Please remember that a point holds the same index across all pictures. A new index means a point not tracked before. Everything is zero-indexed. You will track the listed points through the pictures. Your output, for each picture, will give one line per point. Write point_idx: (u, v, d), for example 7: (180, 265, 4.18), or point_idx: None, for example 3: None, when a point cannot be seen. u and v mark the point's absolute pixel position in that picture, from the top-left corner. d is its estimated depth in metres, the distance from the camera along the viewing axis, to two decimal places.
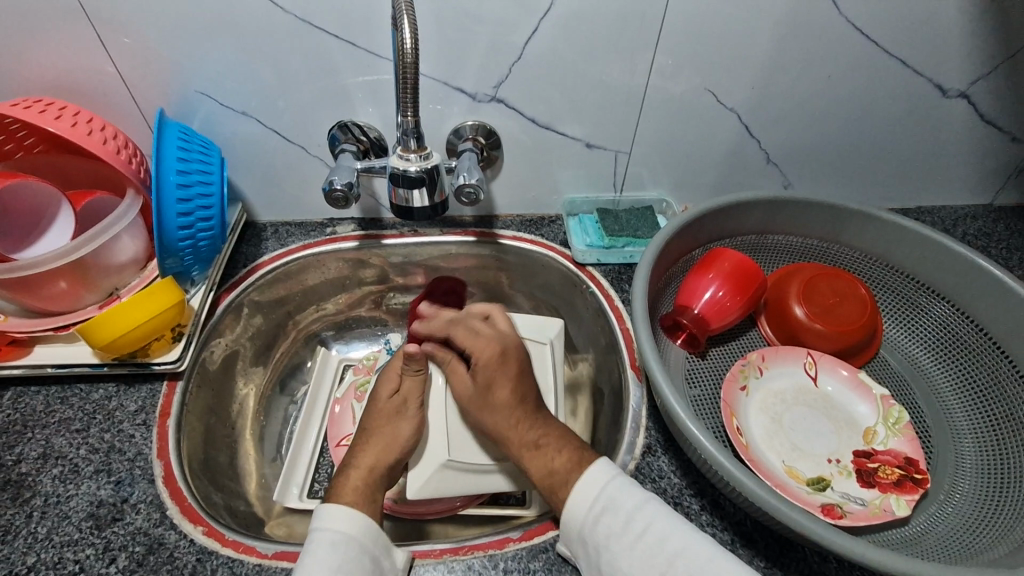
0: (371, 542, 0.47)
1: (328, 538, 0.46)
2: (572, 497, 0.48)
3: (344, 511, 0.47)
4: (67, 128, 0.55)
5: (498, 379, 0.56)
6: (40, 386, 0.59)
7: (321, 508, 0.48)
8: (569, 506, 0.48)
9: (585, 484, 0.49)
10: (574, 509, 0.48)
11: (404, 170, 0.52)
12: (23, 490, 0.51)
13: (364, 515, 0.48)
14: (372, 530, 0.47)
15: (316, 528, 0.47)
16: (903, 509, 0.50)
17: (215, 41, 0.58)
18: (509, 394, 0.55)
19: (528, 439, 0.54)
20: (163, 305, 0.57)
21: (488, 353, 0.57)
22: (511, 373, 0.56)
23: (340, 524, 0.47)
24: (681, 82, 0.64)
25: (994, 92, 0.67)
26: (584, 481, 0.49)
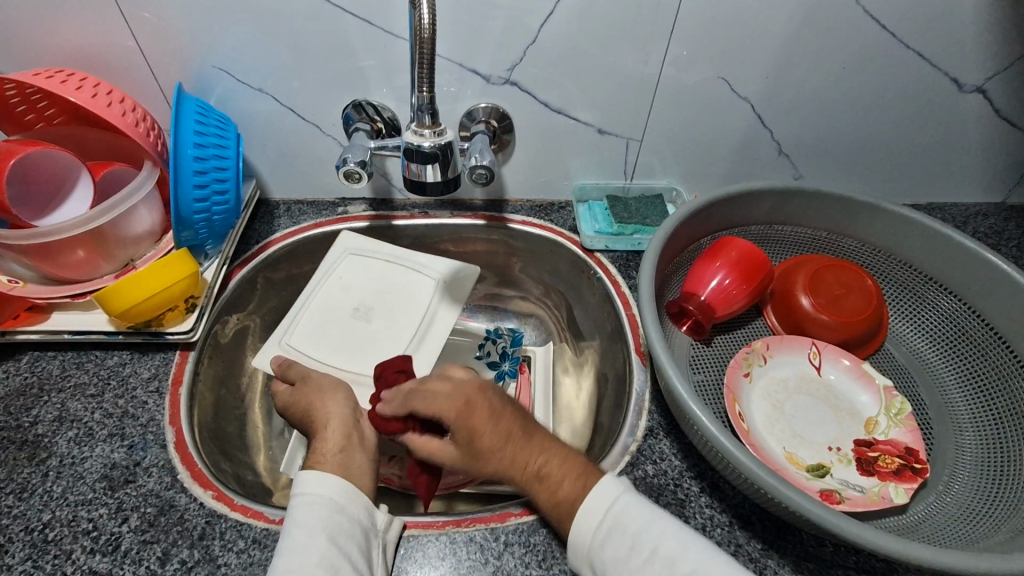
0: (347, 501, 0.46)
1: (307, 501, 0.45)
2: (573, 531, 0.45)
3: (314, 477, 0.46)
4: (87, 100, 0.56)
5: (475, 427, 0.48)
6: (57, 351, 0.60)
7: (299, 474, 0.47)
8: (573, 538, 0.46)
9: (592, 505, 0.46)
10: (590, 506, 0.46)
11: (418, 145, 0.52)
12: (39, 450, 0.53)
13: (335, 475, 0.47)
14: (348, 490, 0.47)
15: (296, 495, 0.46)
16: (901, 497, 0.50)
17: (233, 16, 0.58)
18: (492, 437, 0.48)
19: (530, 470, 0.49)
20: (179, 275, 0.58)
21: (455, 408, 0.49)
22: (490, 413, 0.49)
23: (314, 487, 0.46)
24: (696, 71, 0.64)
25: (1010, 88, 0.66)
26: (591, 498, 0.46)
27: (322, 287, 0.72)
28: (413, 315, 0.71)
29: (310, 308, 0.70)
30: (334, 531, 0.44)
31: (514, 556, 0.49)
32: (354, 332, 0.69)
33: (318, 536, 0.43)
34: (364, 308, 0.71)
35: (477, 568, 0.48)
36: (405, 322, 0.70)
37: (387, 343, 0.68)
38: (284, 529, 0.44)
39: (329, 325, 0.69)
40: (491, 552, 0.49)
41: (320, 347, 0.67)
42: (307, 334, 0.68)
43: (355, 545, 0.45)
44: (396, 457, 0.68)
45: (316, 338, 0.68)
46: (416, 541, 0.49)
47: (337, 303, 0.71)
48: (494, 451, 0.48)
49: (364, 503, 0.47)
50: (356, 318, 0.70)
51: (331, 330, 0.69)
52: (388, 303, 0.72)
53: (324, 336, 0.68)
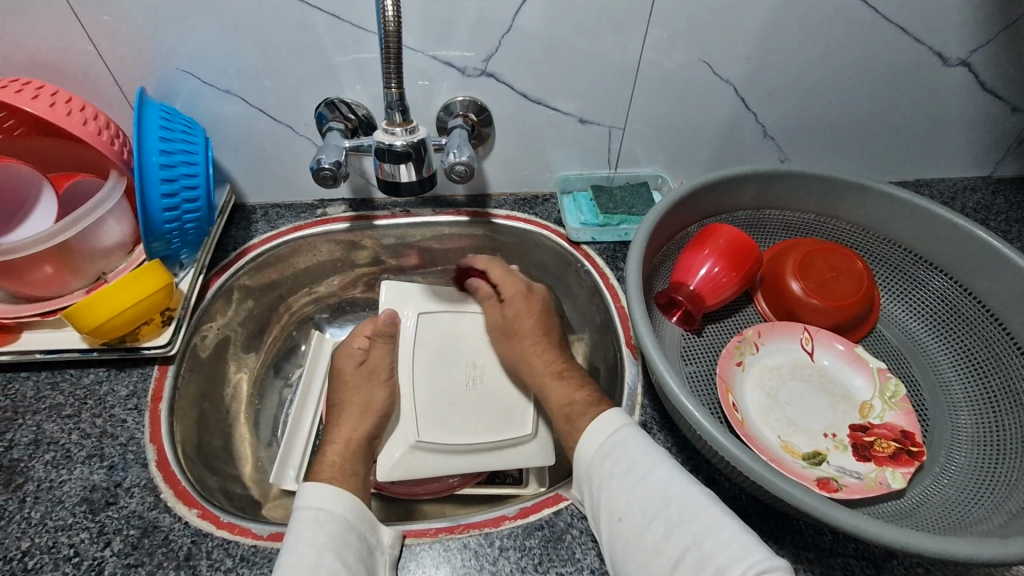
0: (354, 518, 0.48)
1: (311, 515, 0.47)
2: (584, 436, 0.52)
3: (321, 491, 0.48)
4: (45, 109, 0.53)
5: (523, 310, 0.65)
6: (30, 371, 0.58)
7: (303, 487, 0.49)
8: (579, 451, 0.51)
9: (596, 428, 0.52)
10: (583, 451, 0.51)
11: (389, 145, 0.50)
12: (16, 475, 0.51)
13: (346, 492, 0.49)
14: (357, 507, 0.49)
15: (299, 507, 0.48)
16: (898, 482, 0.50)
17: (193, 14, 0.56)
18: (534, 323, 0.64)
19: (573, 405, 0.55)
20: (150, 289, 0.56)
21: (512, 283, 0.67)
22: (535, 303, 0.66)
23: (322, 503, 0.48)
24: (678, 54, 0.63)
25: (995, 60, 0.65)
26: (590, 431, 0.52)
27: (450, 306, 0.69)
28: (499, 425, 0.63)
29: (440, 312, 0.68)
30: (340, 547, 0.45)
31: (509, 560, 0.48)
32: (450, 385, 0.64)
33: (323, 554, 0.44)
34: (479, 372, 0.66)
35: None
36: (490, 428, 0.62)
37: (459, 421, 0.62)
38: (288, 542, 0.45)
39: (440, 351, 0.66)
40: (487, 558, 0.48)
41: (422, 354, 0.65)
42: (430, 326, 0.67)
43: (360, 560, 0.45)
44: None
45: (427, 339, 0.66)
46: (409, 551, 0.48)
47: (463, 339, 0.67)
48: (526, 335, 0.64)
49: (369, 520, 0.49)
50: (465, 376, 0.65)
51: (440, 356, 0.66)
52: (495, 389, 0.65)
53: (429, 354, 0.65)
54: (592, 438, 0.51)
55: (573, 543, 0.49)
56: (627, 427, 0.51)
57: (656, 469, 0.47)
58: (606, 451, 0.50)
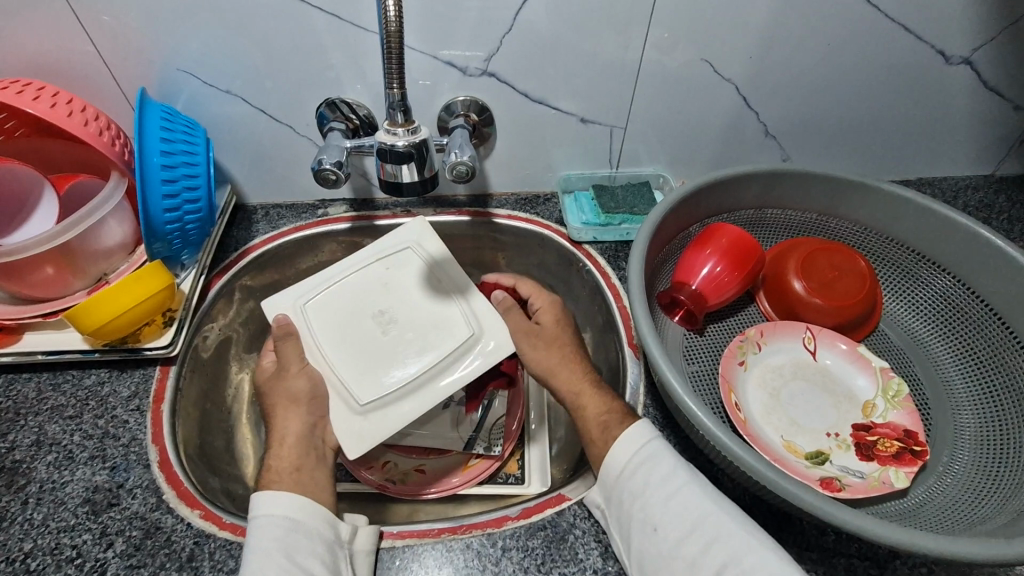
0: (306, 516, 0.46)
1: (264, 522, 0.44)
2: (611, 450, 0.49)
3: (269, 496, 0.46)
4: (46, 110, 0.53)
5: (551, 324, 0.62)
6: (32, 373, 0.58)
7: (255, 496, 0.46)
8: (607, 462, 0.49)
9: (623, 442, 0.49)
10: (612, 464, 0.48)
11: (391, 144, 0.50)
12: (18, 477, 0.51)
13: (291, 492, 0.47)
14: (305, 505, 0.46)
15: (253, 517, 0.45)
16: (902, 482, 0.50)
17: (194, 15, 0.56)
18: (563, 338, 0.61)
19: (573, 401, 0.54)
20: (152, 290, 0.56)
21: (546, 298, 0.65)
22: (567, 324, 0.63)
23: (270, 508, 0.45)
24: (679, 53, 0.63)
25: (997, 58, 0.65)
26: (621, 440, 0.49)
27: (364, 265, 0.68)
28: (436, 346, 0.63)
29: (336, 287, 0.66)
30: (293, 550, 0.43)
31: (512, 561, 0.48)
32: (365, 341, 0.63)
33: (277, 558, 0.42)
34: (388, 317, 0.65)
35: None
36: (423, 356, 0.62)
37: (393, 366, 0.62)
38: (245, 553, 0.43)
39: (347, 315, 0.65)
40: (490, 559, 0.48)
41: (325, 332, 0.63)
42: (322, 304, 0.65)
43: (317, 561, 0.44)
44: (392, 462, 0.67)
45: (328, 314, 0.64)
46: (411, 551, 0.48)
47: (366, 295, 0.67)
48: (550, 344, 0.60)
49: (326, 516, 0.47)
50: (377, 325, 0.65)
51: (342, 321, 0.64)
52: (411, 323, 0.65)
53: (335, 324, 0.64)
54: (619, 448, 0.49)
55: (576, 544, 0.49)
56: (655, 439, 0.49)
57: (659, 470, 0.46)
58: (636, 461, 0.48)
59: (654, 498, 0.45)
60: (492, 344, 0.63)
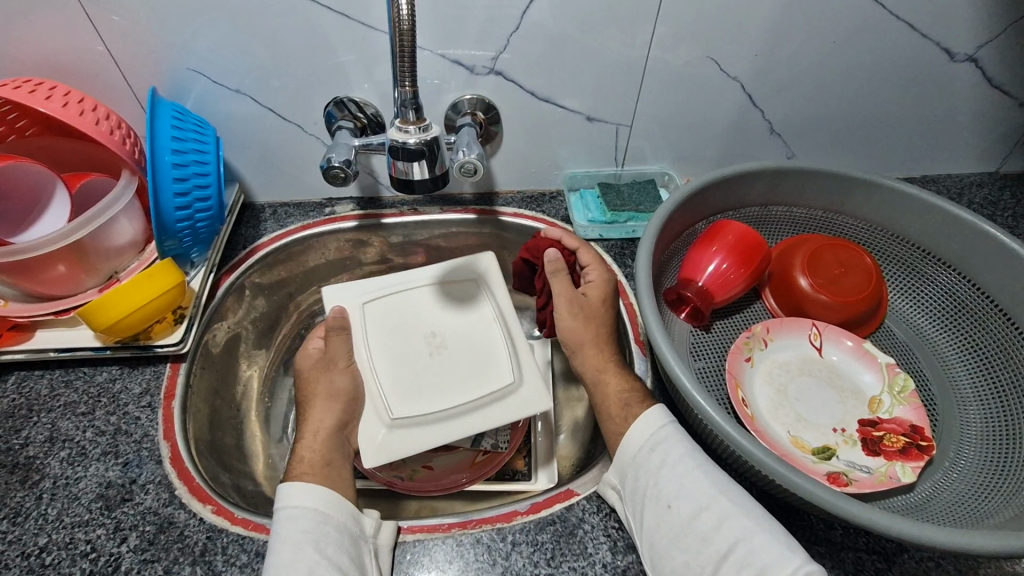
0: (332, 509, 0.46)
1: (289, 514, 0.45)
2: (628, 432, 0.50)
3: (294, 488, 0.47)
4: (58, 109, 0.53)
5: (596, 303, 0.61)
6: (44, 370, 0.58)
7: (280, 488, 0.47)
8: (623, 444, 0.50)
9: (639, 428, 0.50)
10: (627, 446, 0.49)
11: (403, 142, 0.50)
12: (31, 473, 0.51)
13: (317, 485, 0.48)
14: (331, 497, 0.47)
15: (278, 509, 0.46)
16: (908, 476, 0.50)
17: (205, 15, 0.56)
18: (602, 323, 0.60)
19: None
20: (163, 287, 0.56)
21: (601, 273, 0.62)
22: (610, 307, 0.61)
23: (296, 499, 0.46)
24: (684, 51, 0.63)
25: (1002, 55, 0.65)
26: (638, 422, 0.50)
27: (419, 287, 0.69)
28: (480, 383, 0.61)
29: (400, 294, 0.67)
30: (321, 541, 0.44)
31: (522, 555, 0.48)
32: (412, 359, 0.63)
33: (305, 549, 0.43)
34: (440, 341, 0.65)
35: (485, 570, 0.47)
36: (465, 389, 0.61)
37: (431, 392, 0.61)
38: (270, 546, 0.44)
39: (398, 331, 0.65)
40: (499, 553, 0.48)
41: (377, 340, 0.64)
42: (378, 310, 0.65)
43: (344, 552, 0.44)
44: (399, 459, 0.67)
45: (384, 323, 0.65)
46: (422, 546, 0.48)
47: (420, 316, 0.67)
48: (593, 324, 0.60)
49: (350, 510, 0.47)
50: (425, 346, 0.65)
51: (396, 332, 0.65)
52: (461, 351, 0.64)
53: (385, 332, 0.64)
54: (636, 430, 0.50)
55: (586, 538, 0.49)
56: (670, 424, 0.50)
57: (668, 464, 0.47)
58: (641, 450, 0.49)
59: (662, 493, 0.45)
60: (531, 397, 0.59)
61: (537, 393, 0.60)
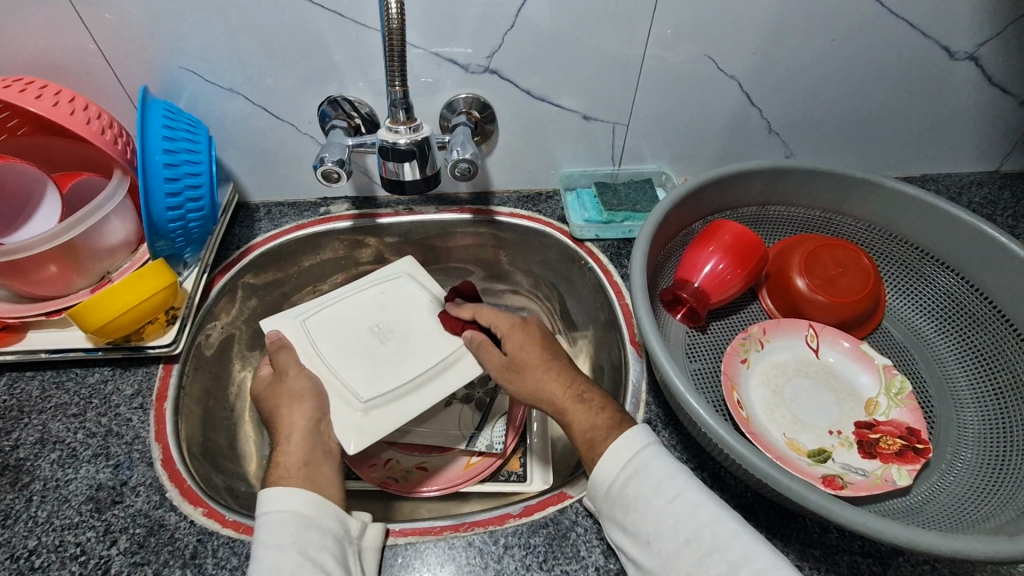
0: (315, 512, 0.46)
1: (273, 519, 0.44)
2: (600, 462, 0.48)
3: (277, 492, 0.46)
4: (48, 108, 0.52)
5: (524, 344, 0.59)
6: (36, 371, 0.58)
7: (262, 493, 0.46)
8: (595, 476, 0.48)
9: (613, 454, 0.48)
10: (601, 474, 0.48)
11: (393, 142, 0.50)
12: (22, 475, 0.51)
13: (298, 488, 0.47)
14: (315, 501, 0.46)
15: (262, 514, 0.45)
16: (904, 479, 0.50)
17: (196, 12, 0.56)
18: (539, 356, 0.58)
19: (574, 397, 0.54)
20: (155, 287, 0.56)
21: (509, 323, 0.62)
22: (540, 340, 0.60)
23: (278, 504, 0.45)
24: (681, 50, 0.62)
25: (1003, 53, 0.64)
26: (611, 450, 0.48)
27: (354, 288, 0.71)
28: (434, 352, 0.65)
29: (348, 300, 0.70)
30: (305, 546, 0.43)
31: (514, 558, 0.48)
32: (365, 352, 0.64)
33: (288, 553, 0.42)
34: (385, 330, 0.68)
35: (477, 573, 0.47)
36: (421, 359, 0.64)
37: (393, 369, 0.63)
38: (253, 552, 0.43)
39: (343, 334, 0.66)
40: (492, 556, 0.48)
41: (326, 345, 0.64)
42: (320, 325, 0.66)
43: (328, 555, 0.44)
44: (393, 459, 0.67)
45: (326, 330, 0.66)
46: (414, 549, 0.48)
47: (361, 312, 0.69)
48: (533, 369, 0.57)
49: (335, 513, 0.47)
50: (372, 339, 0.66)
51: (341, 337, 0.66)
52: (408, 331, 0.68)
53: (333, 340, 0.65)
54: (610, 458, 0.48)
55: (579, 541, 0.49)
56: (651, 444, 0.48)
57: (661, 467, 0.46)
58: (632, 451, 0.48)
59: (655, 496, 0.45)
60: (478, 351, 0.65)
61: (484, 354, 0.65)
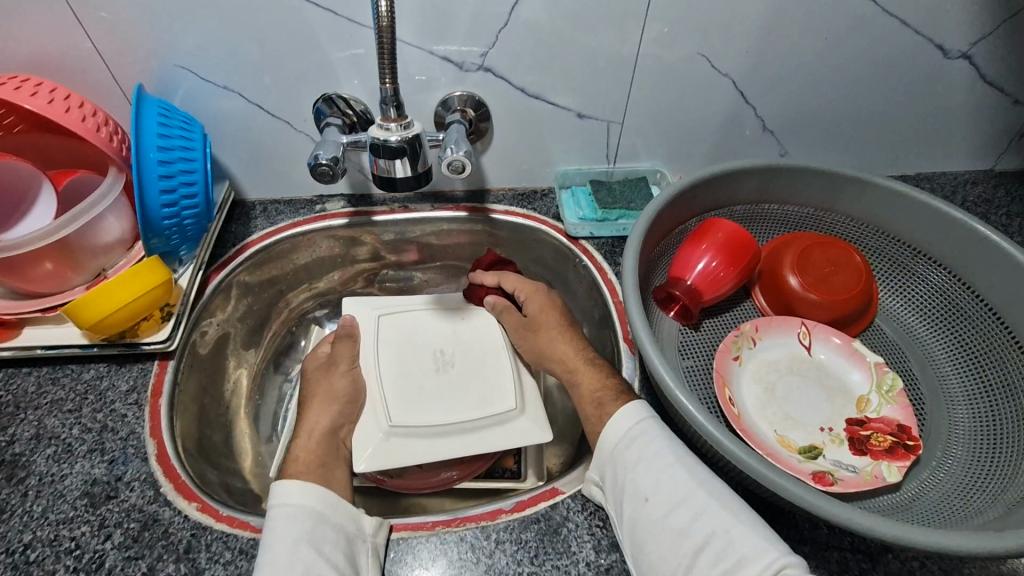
0: (329, 509, 0.46)
1: (286, 512, 0.45)
2: (607, 426, 0.50)
3: (290, 486, 0.47)
4: (43, 105, 0.53)
5: (541, 308, 0.63)
6: (32, 367, 0.58)
7: (275, 485, 0.47)
8: (602, 439, 0.50)
9: (618, 421, 0.50)
10: (604, 442, 0.49)
11: (384, 140, 0.50)
12: (17, 470, 0.51)
13: (314, 483, 0.48)
14: (331, 499, 0.47)
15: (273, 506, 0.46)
16: (894, 476, 0.50)
17: (191, 11, 0.56)
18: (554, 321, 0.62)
19: None
20: (150, 284, 0.56)
21: (529, 288, 0.66)
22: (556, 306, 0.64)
23: (293, 498, 0.46)
24: (675, 48, 0.63)
25: (996, 52, 0.65)
26: (618, 416, 0.50)
27: (430, 305, 0.72)
28: (479, 406, 0.64)
29: (414, 312, 0.71)
30: (317, 541, 0.44)
31: (505, 553, 0.48)
32: (420, 376, 0.66)
33: (300, 548, 0.43)
34: (447, 357, 0.68)
35: (469, 568, 0.47)
36: (467, 406, 0.64)
37: (433, 405, 0.64)
38: (264, 542, 0.44)
39: (406, 347, 0.68)
40: (483, 551, 0.48)
41: (388, 355, 0.67)
42: (389, 325, 0.69)
43: (339, 552, 0.44)
44: None
45: (392, 336, 0.69)
46: (405, 544, 0.48)
47: (428, 334, 0.70)
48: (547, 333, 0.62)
49: (350, 511, 0.47)
50: (433, 363, 0.68)
51: (405, 351, 0.68)
52: (465, 368, 0.67)
53: (392, 346, 0.68)
54: (619, 422, 0.50)
55: (569, 537, 0.49)
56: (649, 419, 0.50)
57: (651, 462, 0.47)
58: (625, 446, 0.48)
59: (645, 491, 0.45)
60: (530, 427, 0.62)
61: (539, 419, 0.63)
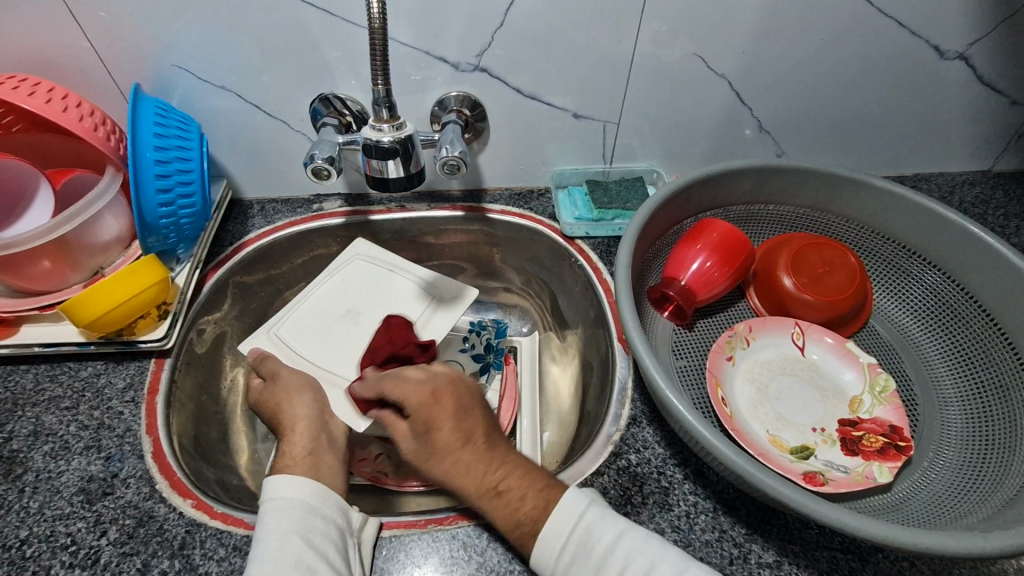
0: (319, 501, 0.47)
1: (278, 505, 0.45)
2: (543, 534, 0.44)
3: (281, 480, 0.47)
4: (41, 105, 0.53)
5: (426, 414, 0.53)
6: (30, 364, 0.59)
7: (266, 480, 0.47)
8: (541, 541, 0.45)
9: (557, 523, 0.44)
10: (543, 550, 0.44)
11: (377, 140, 0.50)
12: (15, 466, 0.52)
13: (304, 476, 0.48)
14: (319, 490, 0.47)
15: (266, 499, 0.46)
16: (885, 476, 0.50)
17: (188, 10, 0.56)
18: (450, 432, 0.52)
19: None
20: (147, 282, 0.57)
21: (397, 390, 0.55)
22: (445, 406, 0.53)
23: (284, 491, 0.46)
24: (671, 49, 0.63)
25: (992, 53, 0.65)
26: (553, 517, 0.45)
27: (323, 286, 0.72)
28: None
29: (304, 306, 0.70)
30: (308, 531, 0.44)
31: (497, 551, 0.48)
32: (341, 336, 0.67)
33: (292, 539, 0.43)
34: (356, 313, 0.70)
35: (461, 565, 0.48)
36: None
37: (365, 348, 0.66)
38: (257, 536, 0.44)
39: (320, 326, 0.68)
40: (475, 549, 0.48)
41: (309, 343, 0.66)
42: (292, 331, 0.67)
43: (327, 547, 0.44)
44: (384, 454, 0.68)
45: (305, 337, 0.67)
46: (399, 541, 0.49)
47: (330, 303, 0.71)
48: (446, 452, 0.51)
49: (338, 503, 0.48)
50: (347, 323, 0.69)
51: (318, 328, 0.68)
52: (377, 308, 0.70)
53: (313, 336, 0.67)
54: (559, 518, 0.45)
55: None
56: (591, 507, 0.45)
57: None
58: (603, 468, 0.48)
59: None
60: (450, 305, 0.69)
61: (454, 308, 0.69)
